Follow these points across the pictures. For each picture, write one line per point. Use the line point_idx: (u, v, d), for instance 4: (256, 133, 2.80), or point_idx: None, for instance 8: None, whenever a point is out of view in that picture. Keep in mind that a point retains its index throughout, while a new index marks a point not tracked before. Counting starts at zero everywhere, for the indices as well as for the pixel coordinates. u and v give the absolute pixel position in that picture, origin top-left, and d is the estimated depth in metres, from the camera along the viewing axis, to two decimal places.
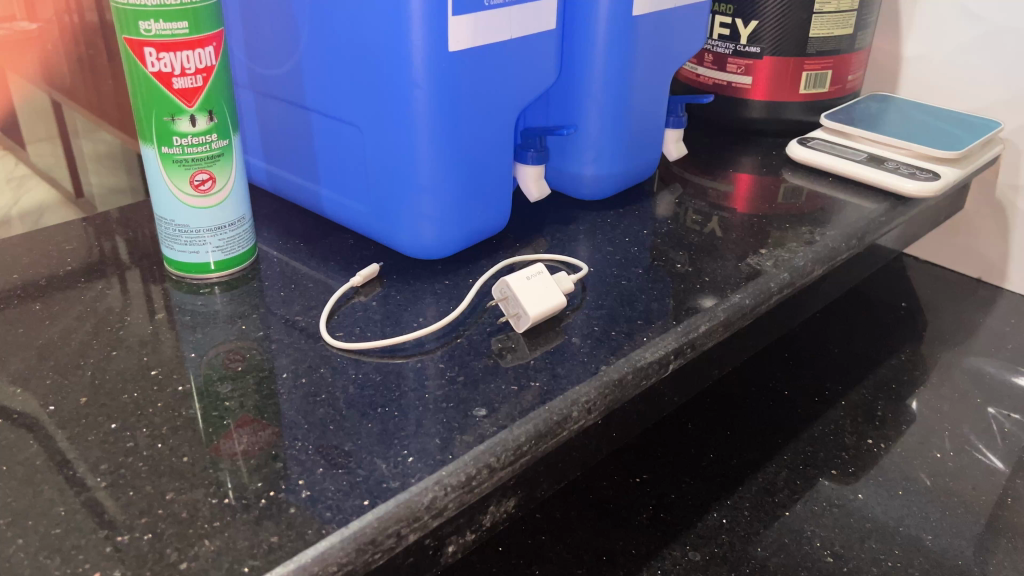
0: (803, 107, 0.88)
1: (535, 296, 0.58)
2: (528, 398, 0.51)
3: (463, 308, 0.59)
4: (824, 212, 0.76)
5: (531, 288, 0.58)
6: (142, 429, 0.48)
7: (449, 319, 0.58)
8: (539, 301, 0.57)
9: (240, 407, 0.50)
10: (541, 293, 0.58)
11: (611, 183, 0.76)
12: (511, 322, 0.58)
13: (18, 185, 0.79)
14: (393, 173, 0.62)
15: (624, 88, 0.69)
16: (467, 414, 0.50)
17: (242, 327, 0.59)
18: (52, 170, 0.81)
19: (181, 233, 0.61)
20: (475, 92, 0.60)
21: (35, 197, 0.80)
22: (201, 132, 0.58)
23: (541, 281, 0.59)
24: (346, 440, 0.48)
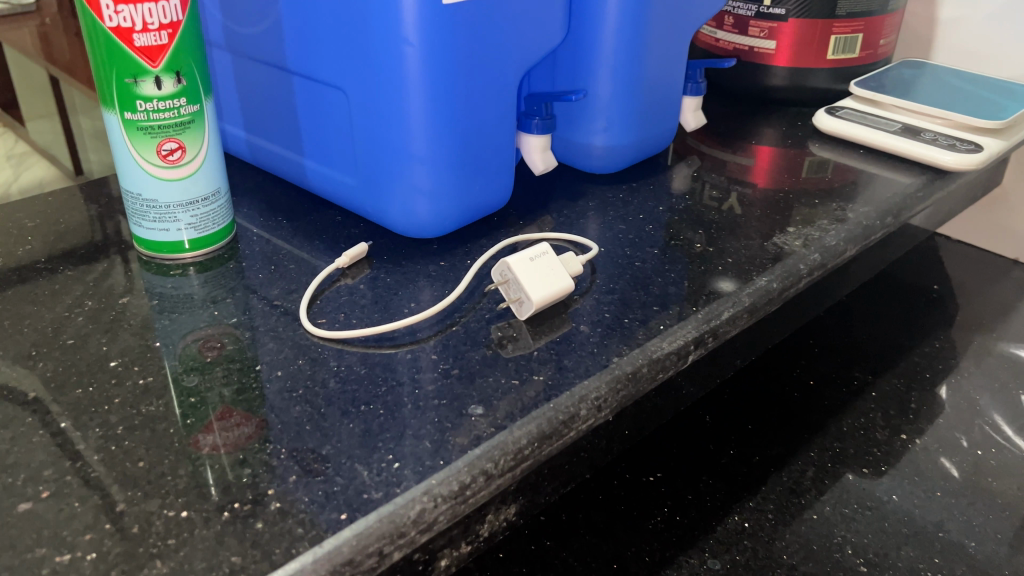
0: (831, 74, 0.81)
1: (543, 280, 0.52)
2: (531, 393, 0.45)
3: (460, 292, 0.54)
4: (856, 187, 0.70)
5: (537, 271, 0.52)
6: (95, 429, 0.43)
7: (444, 305, 0.52)
8: (546, 286, 0.52)
9: (207, 405, 0.45)
10: (549, 276, 0.52)
11: (623, 156, 0.69)
12: (512, 309, 0.53)
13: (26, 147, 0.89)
14: (383, 141, 0.56)
15: (640, 50, 0.63)
16: (462, 412, 0.44)
17: (215, 313, 0.53)
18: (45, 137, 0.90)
19: (149, 209, 0.56)
20: (474, 52, 0.53)
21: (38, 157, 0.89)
22: (168, 96, 0.52)
23: (547, 262, 0.53)
24: (323, 442, 0.42)
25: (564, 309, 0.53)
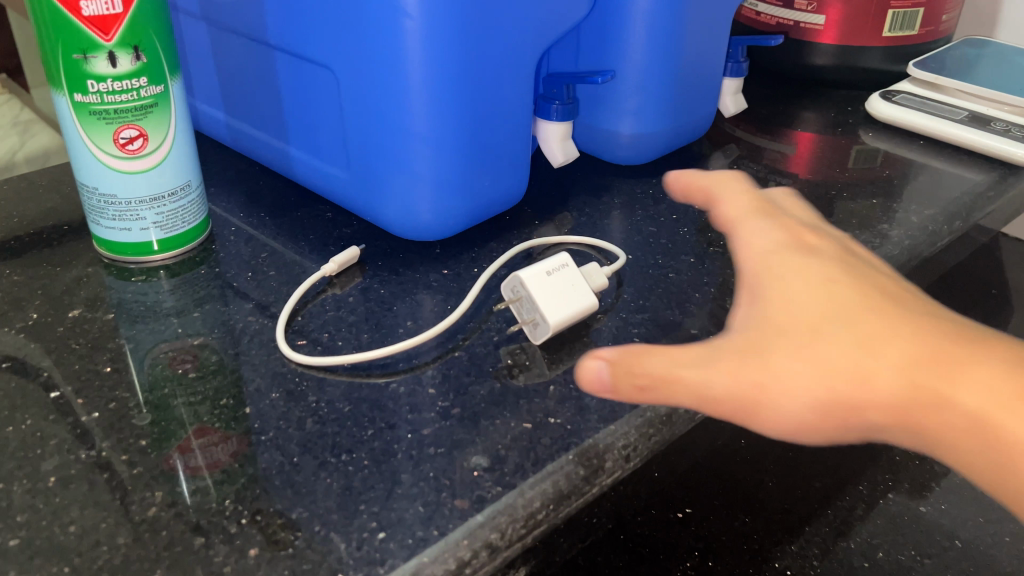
0: (886, 53, 0.73)
1: (564, 299, 0.44)
2: (545, 440, 0.38)
3: (464, 309, 0.46)
4: (916, 183, 0.62)
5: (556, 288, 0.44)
6: (22, 482, 0.36)
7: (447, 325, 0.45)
8: (567, 306, 0.44)
9: (159, 449, 0.37)
10: (572, 294, 0.44)
11: (653, 145, 0.61)
12: (526, 331, 0.45)
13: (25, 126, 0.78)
14: (379, 129, 0.48)
15: (677, 25, 0.55)
16: (461, 462, 0.37)
17: (180, 330, 0.46)
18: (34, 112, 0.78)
19: (107, 206, 0.48)
20: (485, 26, 0.46)
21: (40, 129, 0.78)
22: (125, 75, 0.44)
23: (568, 277, 0.45)
24: (294, 503, 0.35)
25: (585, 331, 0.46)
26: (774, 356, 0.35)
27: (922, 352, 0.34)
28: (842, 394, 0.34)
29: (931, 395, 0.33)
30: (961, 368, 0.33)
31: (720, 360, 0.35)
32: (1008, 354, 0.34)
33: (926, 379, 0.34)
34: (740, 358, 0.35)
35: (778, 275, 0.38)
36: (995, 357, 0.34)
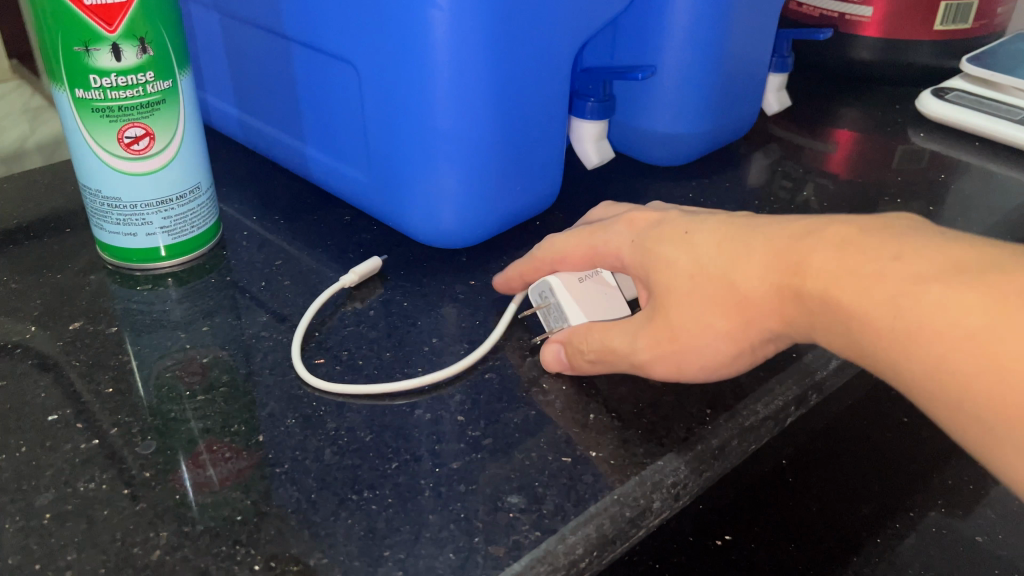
0: (936, 48, 0.69)
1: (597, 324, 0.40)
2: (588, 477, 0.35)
3: (500, 333, 0.42)
4: (973, 188, 0.58)
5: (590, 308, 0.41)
6: (14, 519, 0.32)
7: (480, 353, 0.41)
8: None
9: (164, 481, 0.34)
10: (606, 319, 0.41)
11: (691, 146, 0.57)
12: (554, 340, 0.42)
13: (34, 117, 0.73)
14: (402, 128, 0.45)
15: (722, 18, 0.51)
16: (496, 501, 0.33)
17: (189, 345, 0.43)
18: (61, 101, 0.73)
19: (111, 209, 0.45)
20: (518, 17, 0.42)
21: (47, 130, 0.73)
22: (131, 69, 0.41)
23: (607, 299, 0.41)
24: (313, 547, 0.31)
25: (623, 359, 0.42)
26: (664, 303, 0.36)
27: (782, 257, 0.33)
28: (737, 321, 0.35)
29: (806, 300, 0.32)
30: (807, 252, 0.33)
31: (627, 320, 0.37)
32: (861, 236, 0.32)
33: (786, 278, 0.33)
34: (645, 311, 0.37)
35: (658, 224, 0.39)
36: (849, 239, 0.32)
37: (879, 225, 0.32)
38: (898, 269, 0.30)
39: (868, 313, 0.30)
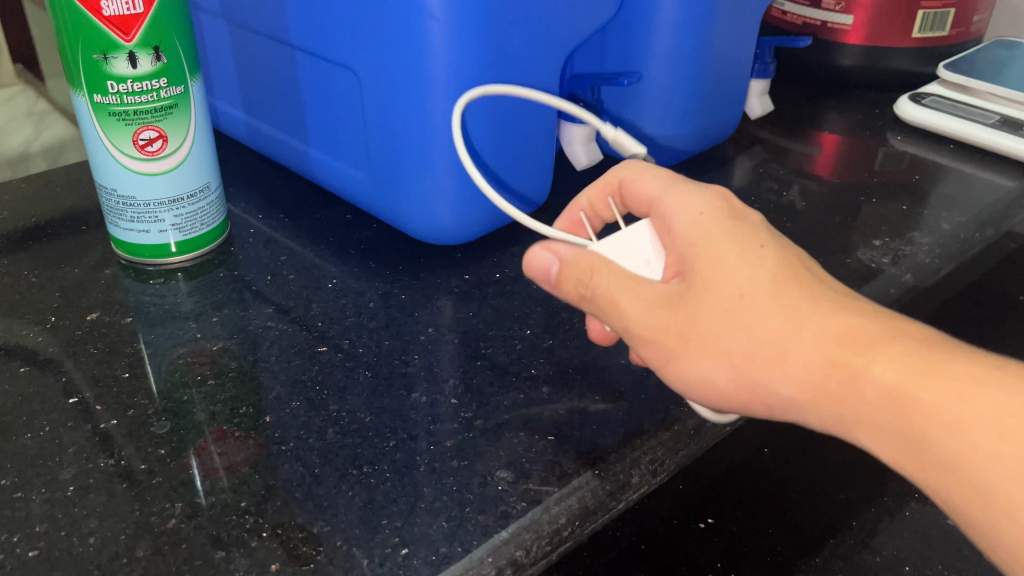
0: (915, 54, 0.71)
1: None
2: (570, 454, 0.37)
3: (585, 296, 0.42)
4: (946, 188, 0.61)
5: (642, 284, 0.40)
6: (40, 491, 0.35)
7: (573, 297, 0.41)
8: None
9: (179, 457, 0.37)
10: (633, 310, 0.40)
11: (678, 148, 0.60)
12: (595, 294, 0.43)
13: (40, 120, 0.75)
14: (401, 132, 0.47)
15: (705, 27, 0.54)
16: (486, 476, 0.36)
17: (198, 335, 0.46)
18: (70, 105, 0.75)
19: (126, 207, 0.47)
20: (510, 28, 0.45)
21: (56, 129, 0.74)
22: (146, 76, 0.43)
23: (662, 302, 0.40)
24: (316, 516, 0.34)
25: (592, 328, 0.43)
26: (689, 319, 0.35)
27: (852, 328, 0.33)
28: (761, 360, 0.34)
29: (855, 375, 0.32)
30: (883, 339, 0.32)
31: (639, 291, 0.37)
32: (938, 345, 0.32)
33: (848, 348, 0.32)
34: (657, 312, 0.36)
35: (713, 234, 0.36)
36: (914, 334, 0.32)
37: (951, 342, 0.32)
38: (966, 387, 0.30)
39: (913, 410, 0.31)
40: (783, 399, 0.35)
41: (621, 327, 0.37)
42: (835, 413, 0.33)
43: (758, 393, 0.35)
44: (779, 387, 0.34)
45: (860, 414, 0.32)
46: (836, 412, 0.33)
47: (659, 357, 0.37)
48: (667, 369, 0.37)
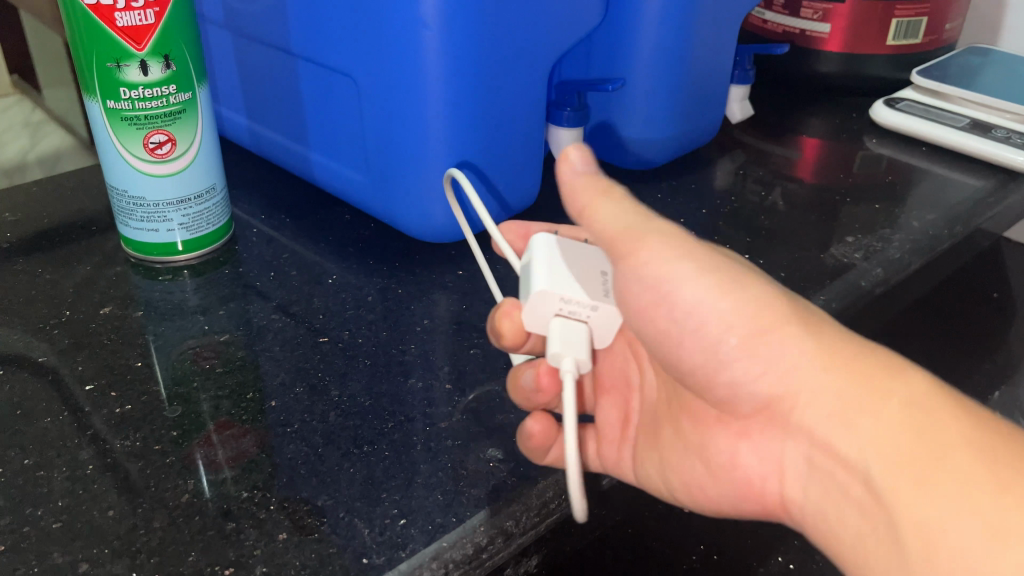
0: (890, 61, 0.74)
1: (570, 281, 0.40)
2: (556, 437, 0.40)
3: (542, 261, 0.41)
4: (917, 188, 0.64)
5: (599, 282, 0.41)
6: (61, 469, 0.37)
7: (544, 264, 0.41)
8: (564, 278, 0.40)
9: (191, 438, 0.39)
10: (582, 287, 0.40)
11: (661, 151, 0.63)
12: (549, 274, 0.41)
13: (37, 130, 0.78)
14: (397, 135, 0.50)
15: (686, 35, 0.57)
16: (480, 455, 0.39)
17: (206, 327, 0.48)
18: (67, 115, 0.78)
19: (136, 207, 0.50)
20: (499, 37, 0.47)
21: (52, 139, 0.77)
22: (156, 83, 0.46)
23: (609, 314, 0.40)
24: (320, 491, 0.37)
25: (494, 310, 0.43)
26: (715, 258, 0.37)
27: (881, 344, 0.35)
28: (776, 312, 0.35)
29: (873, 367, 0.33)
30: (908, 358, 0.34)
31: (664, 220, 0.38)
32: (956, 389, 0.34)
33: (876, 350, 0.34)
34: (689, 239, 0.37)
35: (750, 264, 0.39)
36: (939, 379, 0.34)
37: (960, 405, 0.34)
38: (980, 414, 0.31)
39: (922, 409, 0.32)
40: (782, 363, 0.35)
41: (636, 218, 0.37)
42: (832, 394, 0.33)
43: (760, 346, 0.35)
44: (785, 346, 0.35)
45: (858, 403, 0.33)
46: (833, 394, 0.33)
47: (666, 262, 0.37)
48: (670, 281, 0.37)
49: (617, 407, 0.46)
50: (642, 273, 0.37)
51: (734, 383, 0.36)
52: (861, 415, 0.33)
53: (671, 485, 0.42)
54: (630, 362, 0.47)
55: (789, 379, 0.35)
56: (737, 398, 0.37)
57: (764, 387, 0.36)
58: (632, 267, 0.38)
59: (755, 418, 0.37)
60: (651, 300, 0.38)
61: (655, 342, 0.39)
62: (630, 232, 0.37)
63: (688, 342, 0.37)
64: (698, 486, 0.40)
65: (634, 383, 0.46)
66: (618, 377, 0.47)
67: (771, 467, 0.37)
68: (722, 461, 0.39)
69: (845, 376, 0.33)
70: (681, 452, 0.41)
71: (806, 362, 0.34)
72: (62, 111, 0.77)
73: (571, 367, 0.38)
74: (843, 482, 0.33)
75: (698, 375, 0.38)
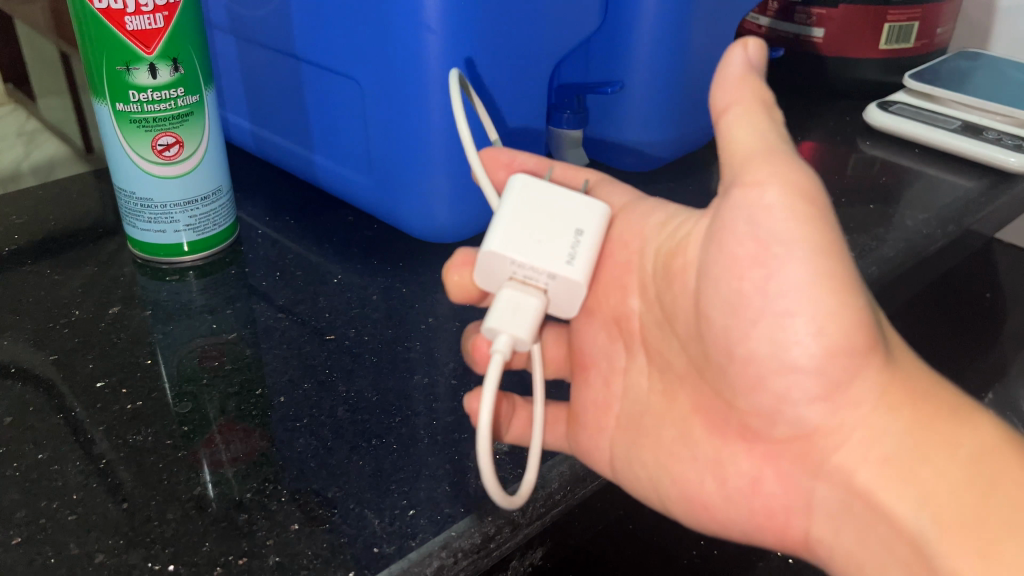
0: (883, 65, 0.76)
1: (527, 242, 0.38)
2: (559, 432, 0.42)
3: (513, 214, 0.39)
4: (911, 189, 0.65)
5: (566, 244, 0.38)
6: (75, 463, 0.38)
7: (514, 218, 0.39)
8: (524, 239, 0.38)
9: (202, 432, 0.40)
10: (540, 253, 0.38)
11: (659, 153, 0.64)
12: (516, 235, 0.38)
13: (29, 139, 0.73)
14: (401, 136, 0.51)
15: (683, 39, 0.58)
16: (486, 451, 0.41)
17: (213, 326, 0.49)
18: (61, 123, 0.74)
19: (143, 209, 0.50)
20: (501, 39, 0.48)
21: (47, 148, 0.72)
22: (164, 85, 0.47)
23: (566, 284, 0.38)
24: (330, 483, 0.37)
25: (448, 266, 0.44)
26: (839, 237, 0.33)
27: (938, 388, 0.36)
28: (874, 335, 0.33)
29: (943, 415, 0.34)
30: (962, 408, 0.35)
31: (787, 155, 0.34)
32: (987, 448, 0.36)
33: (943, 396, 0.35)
34: (822, 201, 0.33)
35: None
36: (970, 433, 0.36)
37: None
38: None
39: (992, 467, 0.33)
40: (856, 390, 0.34)
41: (761, 147, 0.34)
42: (892, 438, 0.34)
43: (845, 367, 0.33)
44: (866, 372, 0.33)
45: (922, 452, 0.33)
46: (893, 440, 0.34)
47: (783, 214, 0.33)
48: (781, 241, 0.33)
49: (599, 391, 0.42)
50: (755, 209, 0.33)
51: (793, 391, 0.34)
52: (920, 463, 0.33)
53: (665, 493, 0.39)
54: (615, 344, 0.42)
55: (853, 412, 0.34)
56: (787, 412, 0.34)
57: (824, 409, 0.34)
58: (744, 206, 0.33)
59: (784, 445, 0.35)
60: (748, 253, 0.33)
61: (716, 309, 0.34)
62: (752, 157, 0.34)
63: (760, 327, 0.33)
64: (699, 503, 0.38)
65: (618, 367, 0.42)
66: (601, 358, 0.42)
67: (792, 502, 0.36)
68: (737, 486, 0.36)
69: (909, 421, 0.34)
70: (683, 462, 0.38)
71: (884, 393, 0.34)
72: (59, 121, 0.74)
73: (505, 347, 0.37)
74: (885, 533, 0.33)
75: (749, 368, 0.34)
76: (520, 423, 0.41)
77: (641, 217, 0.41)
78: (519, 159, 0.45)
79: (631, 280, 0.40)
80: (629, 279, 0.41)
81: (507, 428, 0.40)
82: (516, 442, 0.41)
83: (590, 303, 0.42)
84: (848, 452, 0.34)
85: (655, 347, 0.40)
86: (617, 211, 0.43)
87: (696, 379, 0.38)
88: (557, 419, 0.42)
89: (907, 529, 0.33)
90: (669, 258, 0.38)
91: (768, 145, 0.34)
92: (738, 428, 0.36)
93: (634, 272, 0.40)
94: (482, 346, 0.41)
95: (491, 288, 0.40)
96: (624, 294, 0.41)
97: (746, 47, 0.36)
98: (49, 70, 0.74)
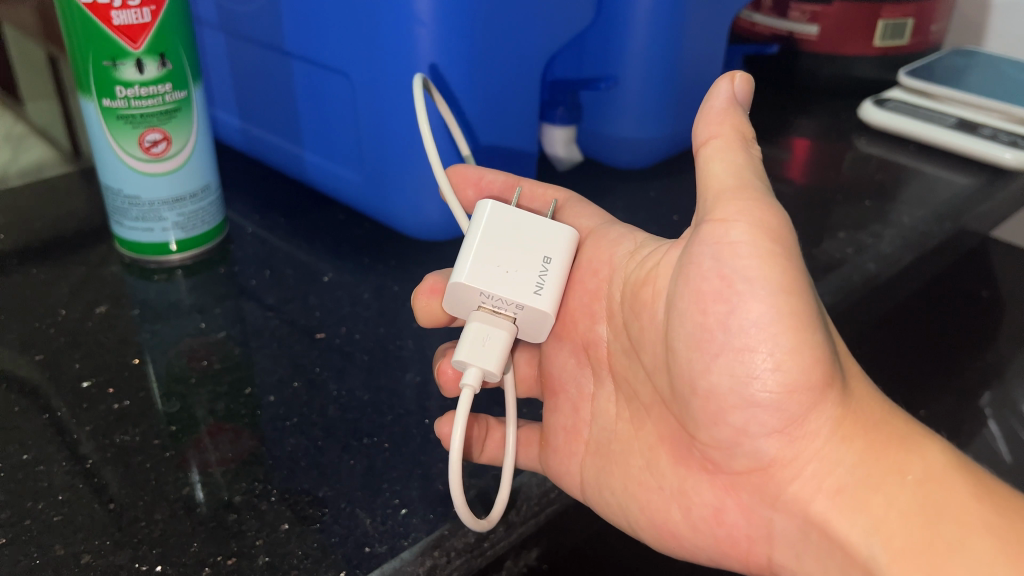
0: (878, 62, 0.76)
1: (494, 272, 0.39)
2: (533, 455, 0.41)
3: (478, 245, 0.39)
4: (907, 186, 0.64)
5: (535, 273, 0.39)
6: (61, 463, 0.37)
7: (480, 249, 0.39)
8: (491, 270, 0.39)
9: (191, 432, 0.39)
10: (507, 283, 0.38)
11: (653, 151, 0.63)
12: (482, 268, 0.39)
13: (19, 141, 0.70)
14: (391, 133, 0.50)
15: (677, 35, 0.57)
16: (467, 466, 0.39)
17: (202, 325, 0.48)
18: (51, 125, 0.71)
19: (130, 206, 0.50)
20: (495, 32, 0.48)
21: (35, 150, 0.69)
22: (152, 81, 0.46)
23: (534, 314, 0.39)
24: (320, 483, 0.36)
25: (417, 290, 0.44)
26: (802, 273, 0.34)
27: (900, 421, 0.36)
28: (830, 370, 0.33)
29: (902, 446, 0.34)
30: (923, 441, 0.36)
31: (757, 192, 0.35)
32: None
33: (904, 428, 0.35)
34: (786, 238, 0.34)
35: None
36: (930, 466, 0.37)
37: None
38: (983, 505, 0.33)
39: (945, 496, 0.33)
40: (812, 424, 0.34)
41: (731, 185, 0.35)
42: (845, 469, 0.34)
43: (802, 403, 0.34)
44: (828, 405, 0.34)
45: (872, 480, 0.34)
46: (847, 471, 0.34)
47: (746, 250, 0.33)
48: (745, 279, 0.33)
49: (570, 416, 0.43)
50: (721, 244, 0.34)
51: (751, 425, 0.34)
52: (872, 491, 0.33)
53: (634, 519, 0.40)
54: (583, 369, 0.43)
55: (808, 447, 0.34)
56: (745, 446, 0.35)
57: (781, 443, 0.34)
58: (710, 241, 0.34)
59: (742, 478, 0.36)
60: (713, 289, 0.34)
61: (681, 343, 0.35)
62: (723, 192, 0.35)
63: (719, 362, 0.34)
64: (668, 531, 0.39)
65: (586, 394, 0.43)
66: (570, 383, 0.43)
67: (754, 531, 0.36)
68: (702, 515, 0.37)
69: (861, 452, 0.34)
70: (651, 491, 0.39)
71: (844, 425, 0.34)
72: (47, 123, 0.71)
73: (474, 381, 0.37)
74: (841, 562, 0.33)
75: (710, 401, 0.35)
76: (495, 441, 0.39)
77: (612, 244, 0.42)
78: (487, 177, 0.46)
79: (599, 309, 0.42)
80: (598, 307, 0.42)
81: (482, 448, 0.39)
82: (491, 462, 0.39)
83: (559, 327, 0.43)
84: (803, 483, 0.34)
85: (621, 375, 0.41)
86: (585, 237, 0.44)
87: (663, 410, 0.39)
88: (530, 442, 0.41)
89: (859, 556, 0.33)
90: (637, 287, 0.39)
91: (741, 181, 0.35)
92: (700, 460, 0.37)
93: (603, 300, 0.41)
94: (447, 368, 0.41)
95: (462, 314, 0.41)
96: (593, 322, 0.42)
97: (732, 82, 0.37)
98: (38, 74, 0.73)
